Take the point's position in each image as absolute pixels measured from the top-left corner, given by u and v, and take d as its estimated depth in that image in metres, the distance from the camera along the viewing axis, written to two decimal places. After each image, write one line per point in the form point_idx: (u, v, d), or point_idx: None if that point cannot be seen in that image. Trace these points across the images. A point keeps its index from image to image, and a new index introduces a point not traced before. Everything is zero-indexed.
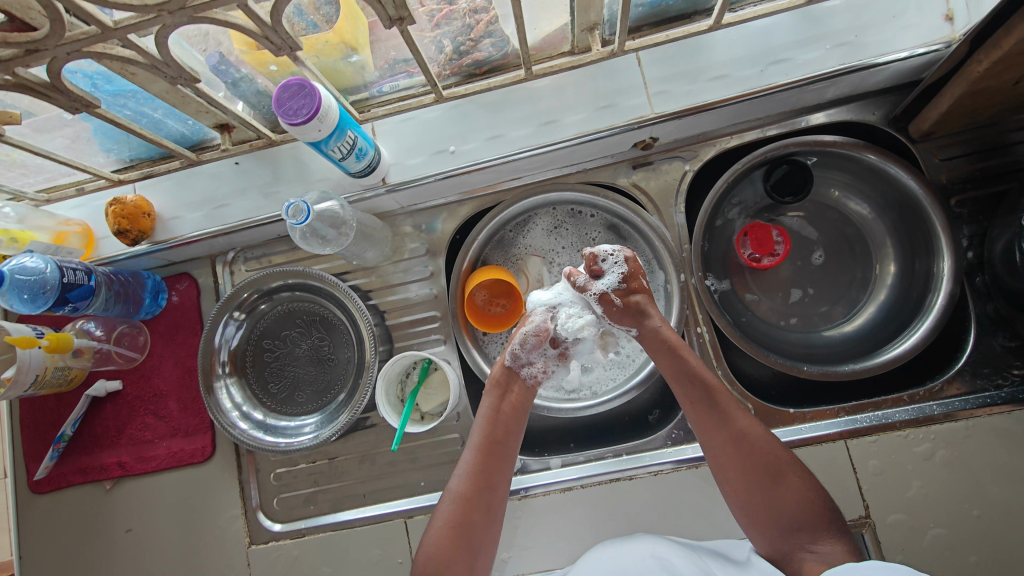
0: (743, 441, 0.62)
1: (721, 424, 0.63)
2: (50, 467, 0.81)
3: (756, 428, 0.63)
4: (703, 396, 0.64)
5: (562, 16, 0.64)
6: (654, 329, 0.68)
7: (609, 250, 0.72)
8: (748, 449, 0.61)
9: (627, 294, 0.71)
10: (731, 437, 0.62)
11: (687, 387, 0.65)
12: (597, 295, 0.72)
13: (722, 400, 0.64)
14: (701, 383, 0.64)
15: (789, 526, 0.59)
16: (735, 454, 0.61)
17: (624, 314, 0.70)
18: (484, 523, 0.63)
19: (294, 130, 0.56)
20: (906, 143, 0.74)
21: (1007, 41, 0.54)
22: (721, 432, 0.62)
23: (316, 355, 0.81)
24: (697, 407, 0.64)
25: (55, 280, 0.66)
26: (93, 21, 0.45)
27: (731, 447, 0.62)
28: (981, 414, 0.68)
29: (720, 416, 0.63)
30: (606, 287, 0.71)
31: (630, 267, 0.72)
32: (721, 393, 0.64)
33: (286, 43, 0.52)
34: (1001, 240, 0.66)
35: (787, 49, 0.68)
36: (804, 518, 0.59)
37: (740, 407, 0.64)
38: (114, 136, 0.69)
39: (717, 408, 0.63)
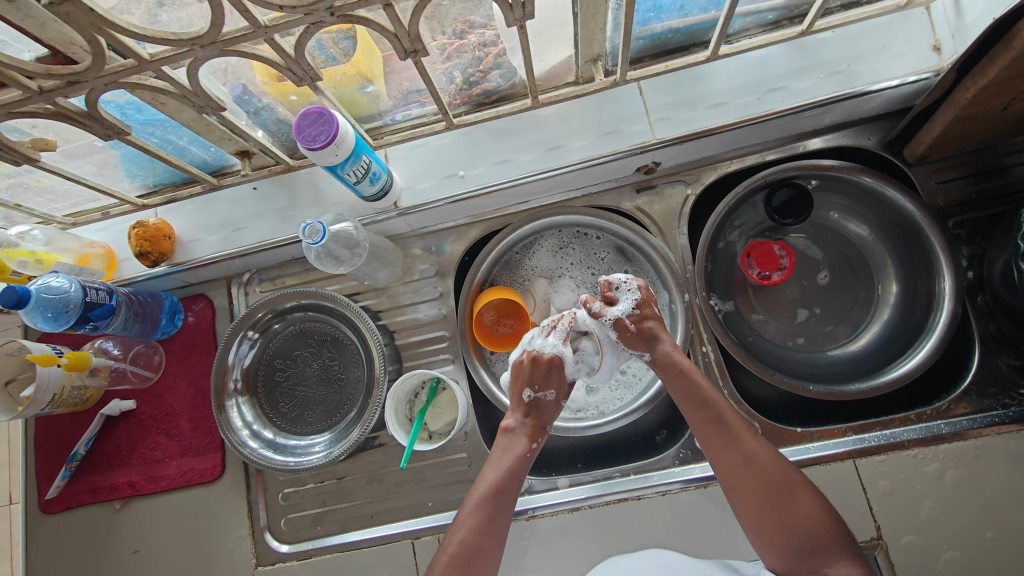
0: (755, 463, 0.62)
1: (732, 445, 0.63)
2: (62, 487, 0.82)
3: (767, 450, 0.63)
4: (713, 418, 0.64)
5: (567, 49, 0.68)
6: (665, 354, 0.68)
7: (624, 279, 0.72)
8: (760, 471, 0.61)
9: (641, 320, 0.70)
10: (742, 459, 0.62)
11: (697, 409, 0.65)
12: (613, 320, 0.70)
13: (732, 422, 0.64)
14: (710, 405, 0.65)
15: (803, 550, 0.58)
16: (747, 475, 0.61)
17: (637, 340, 0.69)
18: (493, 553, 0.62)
19: (313, 155, 0.59)
20: (902, 167, 0.77)
21: (992, 69, 0.56)
22: (732, 453, 0.63)
23: (327, 374, 0.82)
24: (707, 430, 0.64)
25: (79, 298, 0.68)
26: (130, 54, 0.49)
27: (742, 468, 0.62)
28: (989, 433, 0.68)
29: (730, 438, 0.63)
30: (620, 313, 0.70)
31: (642, 295, 0.71)
32: (730, 414, 0.65)
33: (307, 73, 0.56)
34: (1000, 260, 0.67)
35: (783, 78, 0.71)
36: (819, 541, 0.58)
37: (750, 429, 0.64)
38: (140, 162, 0.72)
39: (728, 430, 0.63)
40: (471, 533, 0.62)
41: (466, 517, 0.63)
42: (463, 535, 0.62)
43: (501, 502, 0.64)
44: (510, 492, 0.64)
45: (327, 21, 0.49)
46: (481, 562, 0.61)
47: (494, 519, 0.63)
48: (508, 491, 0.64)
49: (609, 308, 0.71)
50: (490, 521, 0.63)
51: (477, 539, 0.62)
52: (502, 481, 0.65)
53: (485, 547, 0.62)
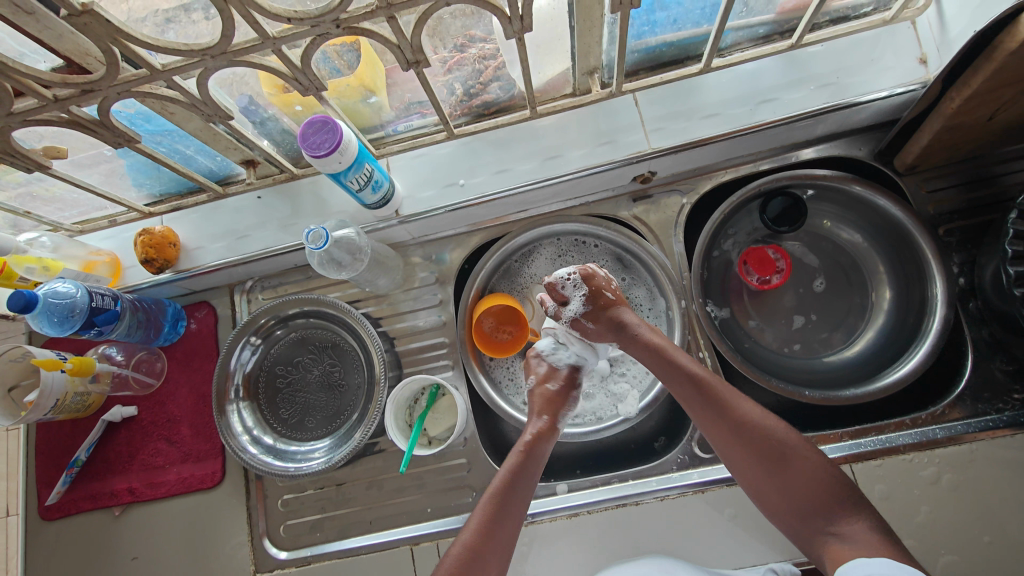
0: (745, 428, 0.62)
1: (720, 415, 0.63)
2: (62, 493, 0.82)
3: (755, 413, 0.63)
4: (696, 392, 0.65)
5: (564, 62, 0.70)
6: (635, 338, 0.70)
7: (561, 277, 0.73)
8: (750, 435, 0.62)
9: (593, 313, 0.72)
10: (731, 429, 0.63)
11: (681, 384, 0.66)
12: (571, 320, 0.74)
13: (716, 391, 0.64)
14: (693, 379, 0.65)
15: (806, 508, 0.59)
16: (740, 442, 0.62)
17: (601, 330, 0.73)
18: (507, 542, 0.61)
19: (317, 162, 0.61)
20: (893, 176, 0.78)
21: (976, 80, 0.58)
22: (721, 425, 0.63)
23: (327, 380, 0.83)
24: (694, 404, 0.65)
25: (84, 304, 0.69)
26: (143, 64, 0.51)
27: (733, 436, 0.62)
28: (984, 437, 0.68)
29: (716, 408, 0.64)
30: (575, 312, 0.73)
31: (590, 286, 0.72)
32: (714, 383, 0.65)
33: (312, 83, 0.58)
34: (990, 266, 0.68)
35: (774, 90, 0.73)
36: (816, 500, 0.58)
37: (738, 396, 0.65)
38: (147, 171, 0.74)
39: (714, 400, 0.64)
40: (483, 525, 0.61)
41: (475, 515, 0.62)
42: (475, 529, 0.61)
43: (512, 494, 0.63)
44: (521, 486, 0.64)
45: (333, 33, 0.51)
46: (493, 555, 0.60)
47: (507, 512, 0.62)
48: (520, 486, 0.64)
49: (564, 308, 0.74)
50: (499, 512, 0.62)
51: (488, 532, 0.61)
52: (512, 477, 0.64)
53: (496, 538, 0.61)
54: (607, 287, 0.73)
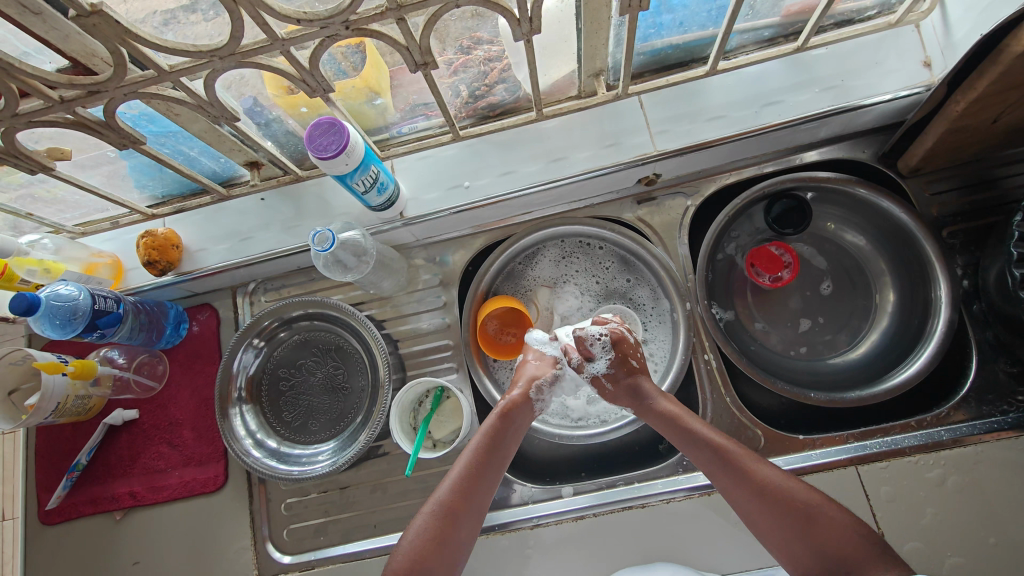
0: (768, 492, 0.61)
1: (740, 481, 0.62)
2: (63, 497, 0.81)
3: (778, 476, 0.62)
4: (713, 458, 0.63)
5: (570, 64, 0.70)
6: (650, 407, 0.69)
7: (593, 335, 0.72)
8: (773, 498, 0.60)
9: (616, 377, 0.71)
10: (753, 493, 0.61)
11: (699, 451, 0.64)
12: (590, 377, 0.73)
13: (735, 455, 0.63)
14: (708, 444, 0.64)
15: (836, 567, 0.56)
16: (762, 505, 0.60)
17: (618, 395, 0.72)
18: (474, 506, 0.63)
19: (323, 163, 0.60)
20: (897, 179, 0.79)
21: (981, 83, 0.58)
22: (743, 491, 0.62)
23: (330, 383, 0.83)
24: (712, 469, 0.64)
25: (86, 306, 0.69)
26: (151, 65, 0.50)
27: (756, 500, 0.61)
28: (989, 439, 0.68)
29: (736, 473, 0.62)
30: (597, 372, 0.72)
31: (618, 350, 0.71)
32: (732, 447, 0.64)
33: (320, 85, 0.57)
34: (993, 268, 0.69)
35: (779, 93, 0.73)
36: (848, 560, 0.56)
37: (755, 457, 0.63)
38: (150, 173, 0.73)
39: (733, 465, 0.63)
40: (456, 486, 0.63)
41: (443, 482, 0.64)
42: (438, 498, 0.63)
43: (481, 462, 0.64)
44: (491, 453, 0.65)
45: (342, 34, 0.51)
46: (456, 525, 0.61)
47: (473, 475, 0.64)
48: (487, 458, 0.65)
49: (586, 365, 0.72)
50: (471, 484, 0.63)
51: (450, 503, 0.62)
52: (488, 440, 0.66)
53: (459, 511, 0.62)
54: (635, 353, 0.72)
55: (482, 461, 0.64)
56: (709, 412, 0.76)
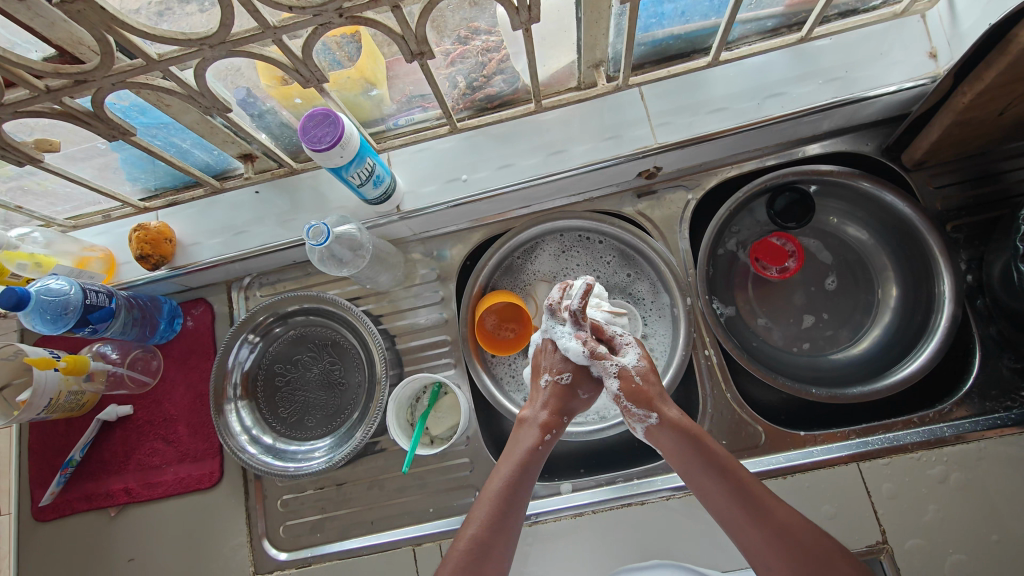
0: (787, 534, 0.56)
1: (759, 519, 0.57)
2: (56, 494, 0.81)
3: (796, 519, 0.58)
4: (731, 490, 0.58)
5: (570, 54, 0.69)
6: (673, 419, 0.61)
7: (620, 330, 0.67)
8: (793, 542, 0.56)
9: (646, 376, 0.63)
10: (770, 532, 0.56)
11: (720, 481, 0.59)
12: (618, 371, 0.63)
13: (755, 492, 0.59)
14: (731, 474, 0.59)
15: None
16: (781, 547, 0.56)
17: (641, 397, 0.62)
18: (508, 536, 0.59)
19: (318, 156, 0.59)
20: (900, 172, 0.78)
21: (989, 74, 0.57)
22: (759, 528, 0.57)
23: (327, 379, 0.82)
24: (730, 503, 0.58)
25: (78, 301, 0.68)
26: (139, 53, 0.49)
27: (775, 542, 0.56)
28: (992, 436, 0.68)
29: (757, 511, 0.57)
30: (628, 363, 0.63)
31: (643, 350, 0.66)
32: (752, 483, 0.59)
33: (313, 75, 0.56)
34: (998, 263, 0.68)
35: (782, 85, 0.72)
36: None
37: (773, 496, 0.59)
38: (142, 165, 0.72)
39: (754, 502, 0.58)
40: (482, 531, 0.59)
41: (479, 510, 0.60)
42: (474, 530, 0.59)
43: (517, 490, 0.61)
44: (524, 479, 0.62)
45: (336, 22, 0.49)
46: (490, 561, 0.58)
47: (510, 504, 0.60)
48: (522, 485, 0.61)
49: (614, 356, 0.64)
50: (499, 519, 0.59)
51: (486, 535, 0.58)
52: (517, 475, 0.61)
53: (494, 544, 0.58)
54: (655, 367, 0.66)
55: (511, 494, 0.60)
56: (708, 407, 0.75)
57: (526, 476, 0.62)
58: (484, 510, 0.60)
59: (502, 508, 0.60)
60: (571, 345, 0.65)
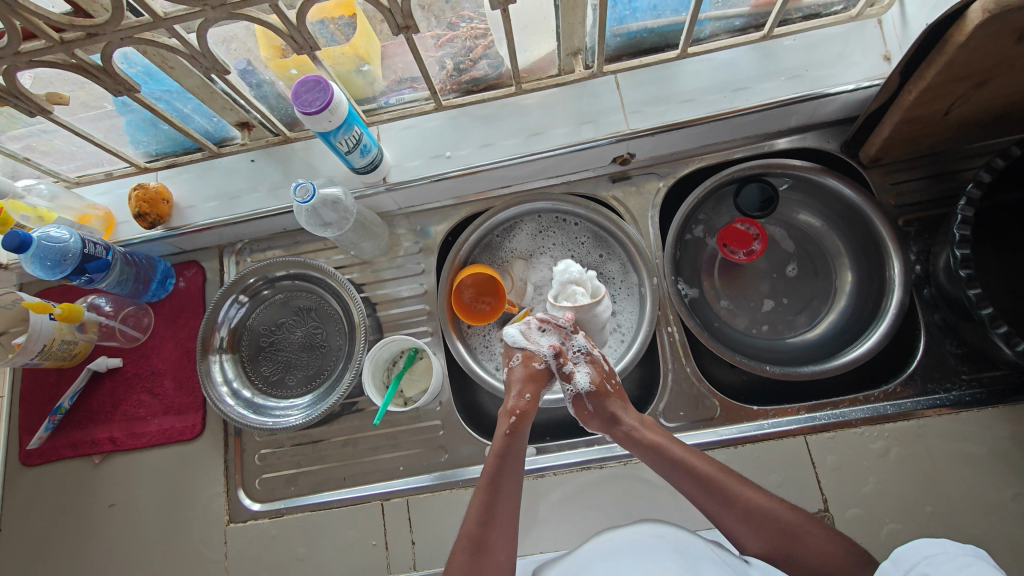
0: (753, 515, 0.62)
1: (726, 507, 0.63)
2: (44, 439, 0.84)
3: (760, 498, 0.63)
4: (698, 483, 0.64)
5: (550, 41, 0.74)
6: (629, 429, 0.69)
7: (577, 346, 0.73)
8: (762, 522, 0.61)
9: (601, 396, 0.71)
10: (738, 517, 0.62)
11: (683, 475, 0.65)
12: (573, 394, 0.72)
13: (718, 481, 0.64)
14: (691, 469, 0.65)
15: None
16: (753, 530, 0.62)
17: (596, 416, 0.71)
18: (504, 524, 0.63)
19: (307, 119, 0.63)
20: (859, 168, 0.82)
21: (930, 72, 0.62)
22: (729, 513, 0.63)
23: (309, 341, 0.86)
24: (697, 493, 0.64)
25: (77, 249, 0.72)
26: (146, 10, 0.53)
27: (745, 525, 0.62)
28: (931, 414, 0.72)
29: (722, 498, 0.63)
30: (582, 387, 0.71)
31: (599, 367, 0.73)
32: (713, 471, 0.65)
33: (307, 43, 0.60)
34: (942, 254, 0.72)
35: (747, 80, 0.77)
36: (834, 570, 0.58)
37: (736, 480, 0.64)
38: (145, 128, 0.76)
39: (717, 491, 0.63)
40: (473, 522, 0.62)
41: (474, 503, 0.64)
42: (471, 523, 0.62)
43: (500, 482, 0.65)
44: (509, 468, 0.66)
45: None
46: (495, 542, 0.61)
47: (496, 499, 0.64)
48: (506, 474, 0.66)
49: (574, 376, 0.72)
50: (490, 509, 0.63)
51: (481, 527, 0.62)
52: (498, 466, 0.66)
53: (491, 534, 0.62)
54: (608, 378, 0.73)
55: (495, 481, 0.65)
56: (669, 380, 0.79)
57: (511, 465, 0.66)
58: (477, 504, 0.64)
59: (490, 494, 0.64)
60: (513, 330, 0.75)
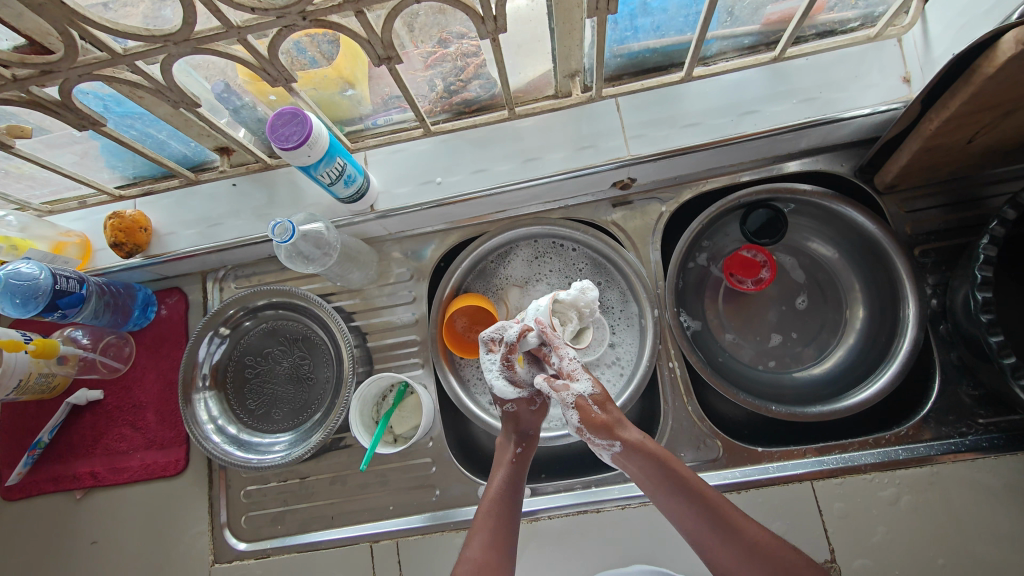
0: (759, 553, 0.54)
1: (731, 541, 0.54)
2: (23, 474, 0.81)
3: (766, 535, 0.55)
4: (702, 512, 0.55)
5: (545, 63, 0.69)
6: (636, 442, 0.58)
7: (568, 353, 0.62)
8: (774, 565, 0.53)
9: (602, 403, 0.60)
10: (744, 552, 0.54)
11: (687, 502, 0.56)
12: (575, 402, 0.59)
13: (724, 511, 0.56)
14: (696, 495, 0.56)
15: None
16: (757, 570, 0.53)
17: (602, 428, 0.58)
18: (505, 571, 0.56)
19: (286, 154, 0.60)
20: (873, 194, 0.78)
21: (954, 102, 0.57)
22: (733, 550, 0.54)
23: (296, 373, 0.82)
24: (701, 524, 0.55)
25: (48, 286, 0.68)
26: (103, 48, 0.49)
27: (750, 564, 0.53)
28: (946, 460, 0.68)
29: (728, 531, 0.55)
30: (584, 393, 0.60)
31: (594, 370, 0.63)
32: (718, 500, 0.56)
33: (281, 74, 0.57)
34: (961, 290, 0.67)
35: (756, 102, 0.72)
36: None
37: (741, 512, 0.57)
38: (120, 154, 0.73)
39: (723, 522, 0.55)
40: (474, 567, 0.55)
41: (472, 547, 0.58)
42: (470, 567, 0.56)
43: (501, 525, 0.60)
44: (510, 502, 0.62)
45: (300, 25, 0.50)
46: None
47: (494, 544, 0.58)
48: (509, 510, 0.61)
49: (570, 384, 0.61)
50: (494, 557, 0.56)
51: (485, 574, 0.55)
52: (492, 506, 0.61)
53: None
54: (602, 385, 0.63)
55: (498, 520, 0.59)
56: (670, 418, 0.75)
57: (509, 502, 0.61)
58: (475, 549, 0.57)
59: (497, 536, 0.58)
60: (498, 383, 0.66)
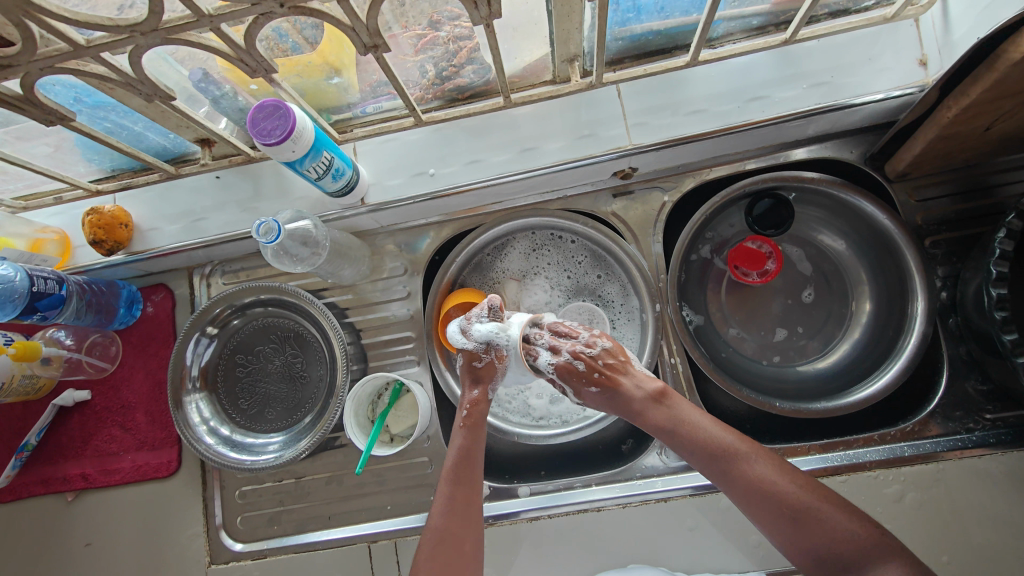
0: (755, 489, 0.56)
1: (728, 479, 0.57)
2: (12, 477, 0.80)
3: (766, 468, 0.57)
4: (698, 455, 0.59)
5: (542, 47, 0.65)
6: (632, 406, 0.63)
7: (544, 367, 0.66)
8: (761, 497, 0.55)
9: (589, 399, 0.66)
10: (741, 488, 0.56)
11: (684, 449, 0.60)
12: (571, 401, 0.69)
13: (720, 453, 0.58)
14: (691, 442, 0.60)
15: (835, 568, 0.51)
16: (752, 502, 0.56)
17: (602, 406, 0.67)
18: (472, 521, 0.60)
19: (269, 150, 0.56)
20: (883, 183, 0.75)
21: (974, 89, 0.54)
22: (732, 487, 0.57)
23: (288, 372, 0.80)
24: (701, 466, 0.59)
25: (25, 288, 0.65)
26: (64, 39, 0.46)
27: (745, 498, 0.56)
28: (952, 457, 0.67)
29: (722, 471, 0.58)
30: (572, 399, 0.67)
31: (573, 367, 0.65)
32: (715, 443, 0.59)
33: (261, 65, 0.53)
34: (973, 282, 0.65)
35: (765, 87, 0.69)
36: (844, 556, 0.51)
37: (742, 451, 0.58)
38: (96, 147, 0.69)
39: (720, 462, 0.58)
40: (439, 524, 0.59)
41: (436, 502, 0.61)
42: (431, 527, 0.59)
43: (461, 479, 0.61)
44: (473, 464, 0.63)
45: (277, 12, 0.46)
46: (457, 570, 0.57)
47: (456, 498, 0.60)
48: (464, 468, 0.62)
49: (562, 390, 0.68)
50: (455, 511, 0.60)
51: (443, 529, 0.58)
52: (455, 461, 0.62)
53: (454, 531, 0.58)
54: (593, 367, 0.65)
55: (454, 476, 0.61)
56: None
57: (468, 458, 0.63)
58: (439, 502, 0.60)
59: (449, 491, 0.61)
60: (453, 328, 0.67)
